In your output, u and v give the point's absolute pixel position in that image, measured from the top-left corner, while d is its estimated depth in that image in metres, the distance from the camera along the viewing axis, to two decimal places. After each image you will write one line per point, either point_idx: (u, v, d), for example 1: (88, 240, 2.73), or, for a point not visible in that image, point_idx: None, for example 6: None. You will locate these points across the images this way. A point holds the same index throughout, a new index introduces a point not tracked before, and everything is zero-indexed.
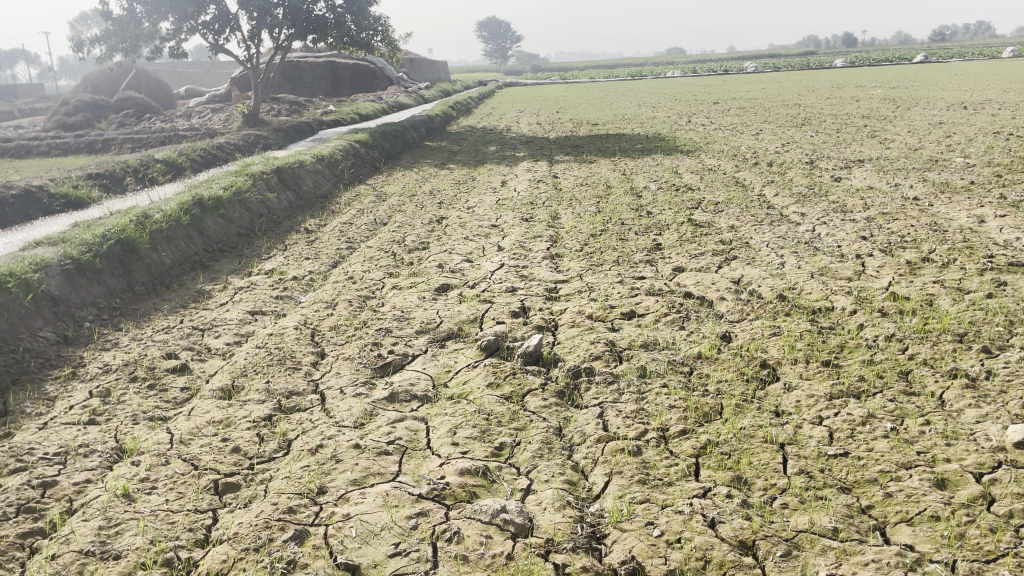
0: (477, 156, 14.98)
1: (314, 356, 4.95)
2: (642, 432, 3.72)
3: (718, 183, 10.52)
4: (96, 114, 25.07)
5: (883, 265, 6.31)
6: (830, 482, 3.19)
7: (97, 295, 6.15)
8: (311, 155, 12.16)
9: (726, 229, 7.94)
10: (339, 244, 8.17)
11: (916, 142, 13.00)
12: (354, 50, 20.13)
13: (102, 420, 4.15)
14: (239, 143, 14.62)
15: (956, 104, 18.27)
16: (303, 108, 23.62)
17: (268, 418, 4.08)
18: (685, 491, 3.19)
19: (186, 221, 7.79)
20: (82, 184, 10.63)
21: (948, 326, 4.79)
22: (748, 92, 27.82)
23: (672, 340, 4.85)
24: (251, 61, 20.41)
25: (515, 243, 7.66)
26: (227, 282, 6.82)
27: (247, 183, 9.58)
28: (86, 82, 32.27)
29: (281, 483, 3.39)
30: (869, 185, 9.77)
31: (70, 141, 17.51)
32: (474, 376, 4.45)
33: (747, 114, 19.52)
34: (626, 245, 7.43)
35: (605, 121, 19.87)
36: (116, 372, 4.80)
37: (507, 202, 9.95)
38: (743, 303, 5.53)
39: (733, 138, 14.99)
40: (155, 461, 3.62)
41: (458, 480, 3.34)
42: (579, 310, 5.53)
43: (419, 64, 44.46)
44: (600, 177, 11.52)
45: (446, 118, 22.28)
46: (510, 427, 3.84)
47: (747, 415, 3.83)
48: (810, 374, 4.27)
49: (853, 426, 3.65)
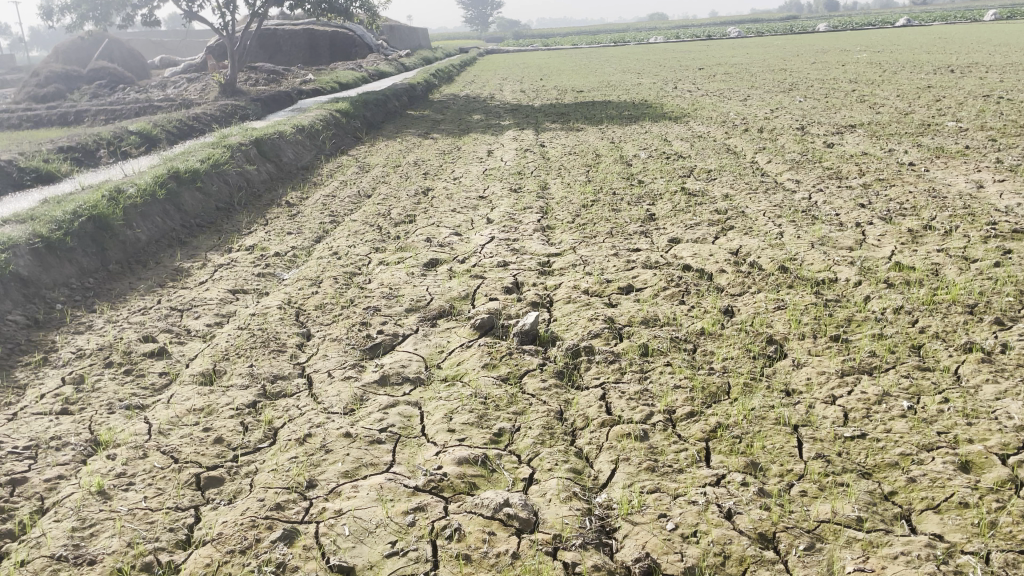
0: (461, 125, 14.66)
1: (299, 337, 4.73)
2: (648, 415, 3.53)
3: (708, 150, 10.31)
4: (68, 85, 24.42)
5: (884, 233, 6.14)
6: (849, 467, 3.03)
7: (69, 275, 5.87)
8: (291, 125, 11.80)
9: (721, 197, 7.74)
10: (322, 218, 7.91)
11: (906, 106, 12.82)
12: (332, 16, 19.59)
13: (75, 410, 3.91)
14: (215, 113, 14.20)
15: (943, 67, 18.10)
16: (280, 77, 23.09)
17: (252, 405, 3.87)
18: (697, 479, 3.01)
19: (162, 195, 7.50)
20: (53, 158, 10.27)
21: (957, 297, 4.63)
22: (733, 57, 27.51)
23: (674, 316, 4.67)
24: (227, 28, 19.84)
25: (505, 215, 7.43)
26: (206, 259, 6.55)
27: (225, 154, 9.26)
28: (57, 51, 31.45)
29: (269, 476, 3.19)
30: (862, 150, 9.60)
31: (41, 113, 16.98)
32: (469, 357, 4.25)
33: (733, 80, 19.25)
34: (619, 216, 7.21)
35: (591, 88, 19.52)
36: (90, 357, 4.55)
37: (493, 173, 9.69)
38: (744, 275, 5.34)
39: (720, 104, 14.75)
40: (132, 454, 3.40)
41: (456, 471, 3.15)
42: (574, 285, 5.33)
43: (399, 32, 43.73)
44: (587, 145, 11.27)
45: (428, 86, 21.86)
46: (508, 411, 3.65)
47: (757, 394, 3.66)
48: (819, 349, 4.10)
49: (869, 405, 3.48)
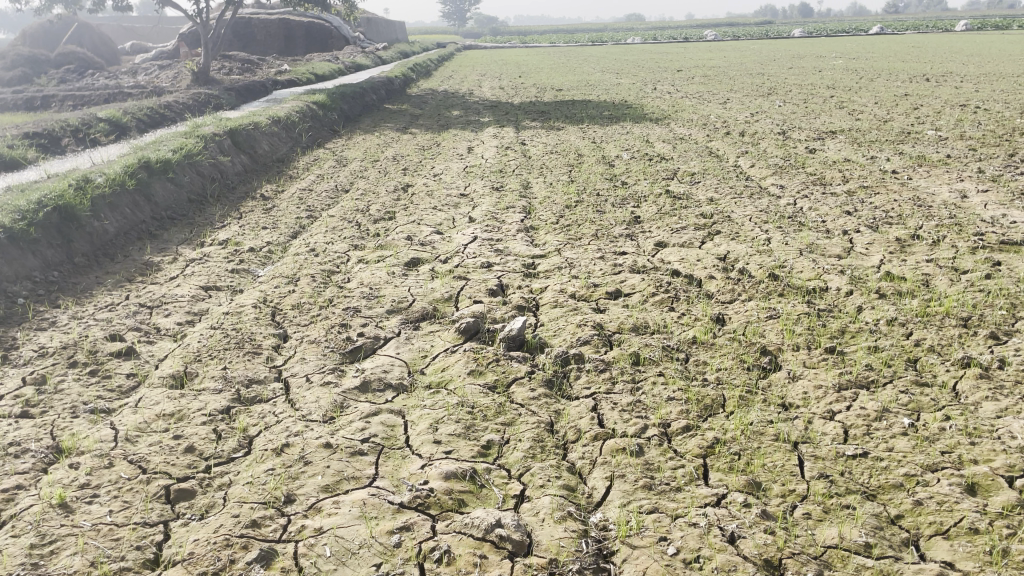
0: (440, 120, 14.45)
1: (275, 338, 4.53)
2: (642, 428, 3.40)
3: (691, 152, 10.22)
4: (36, 69, 23.78)
5: (872, 242, 6.06)
6: (853, 487, 2.92)
7: (32, 267, 5.60)
8: (266, 117, 11.53)
9: (705, 201, 7.65)
10: (299, 212, 7.70)
11: (885, 113, 12.85)
12: (309, 7, 19.27)
13: (36, 413, 3.68)
14: (188, 102, 13.86)
15: (920, 75, 18.22)
16: (255, 67, 22.69)
17: (226, 411, 3.68)
18: (697, 498, 2.89)
19: (132, 185, 7.23)
20: (18, 144, 9.91)
21: (951, 309, 4.55)
22: (712, 60, 27.56)
23: (664, 323, 4.54)
24: (200, 15, 19.43)
25: (487, 214, 7.26)
26: (177, 253, 6.31)
27: (198, 145, 8.99)
28: (24, 34, 30.69)
29: (244, 489, 3.01)
30: (845, 157, 9.57)
31: (7, 97, 16.48)
32: (454, 363, 4.10)
33: (712, 82, 19.23)
34: (603, 218, 7.08)
35: (570, 87, 19.35)
36: (53, 356, 4.31)
37: (474, 170, 9.52)
38: (733, 282, 5.24)
39: (700, 107, 14.69)
40: (97, 463, 3.19)
41: (444, 486, 3.00)
42: (561, 289, 5.19)
43: (375, 25, 43.33)
44: (569, 144, 11.14)
45: (405, 79, 21.61)
46: (496, 422, 3.49)
47: (753, 408, 3.55)
48: (815, 362, 3.99)
49: (869, 422, 3.38)
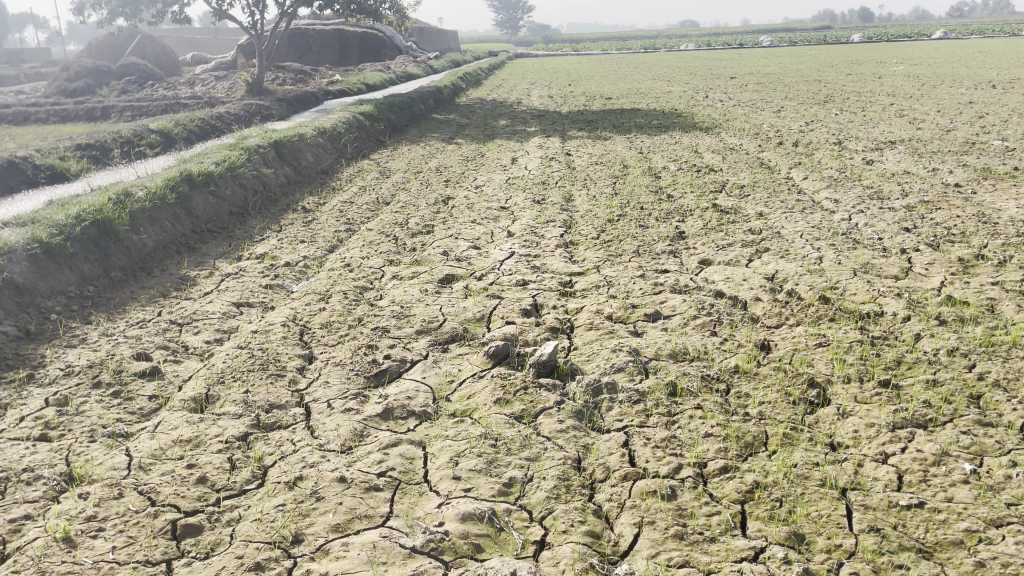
0: (486, 130, 14.35)
1: (300, 360, 4.42)
2: (676, 468, 3.18)
3: (741, 163, 9.90)
4: (98, 80, 24.44)
5: (932, 261, 5.71)
6: (906, 544, 2.66)
7: (68, 283, 5.61)
8: (312, 128, 11.55)
9: (754, 216, 7.35)
10: (338, 225, 7.63)
11: (948, 122, 12.31)
12: (361, 17, 19.43)
13: (54, 436, 3.61)
14: (238, 113, 14.01)
15: (986, 82, 17.48)
16: (308, 77, 22.94)
17: (243, 438, 3.56)
18: (732, 552, 2.67)
19: (172, 199, 7.24)
20: (69, 156, 10.10)
21: (1019, 339, 4.19)
22: (767, 66, 26.99)
23: (705, 349, 4.29)
24: (254, 27, 19.71)
25: (526, 228, 7.09)
26: (214, 268, 6.27)
27: (241, 157, 9.01)
28: (90, 46, 31.65)
29: (252, 527, 2.88)
30: (904, 169, 9.13)
31: (68, 108, 16.91)
32: (480, 391, 3.92)
33: (767, 90, 18.77)
34: (646, 233, 6.85)
35: (620, 95, 19.08)
36: (78, 375, 4.26)
37: (517, 182, 9.35)
38: (780, 305, 4.96)
39: (753, 116, 14.30)
40: (106, 493, 3.09)
41: (460, 529, 2.83)
42: (598, 310, 4.98)
43: (428, 35, 43.70)
44: (615, 155, 10.90)
45: (455, 89, 21.61)
46: (521, 457, 3.31)
47: (799, 447, 3.29)
48: (867, 397, 3.70)
49: (926, 467, 3.09)
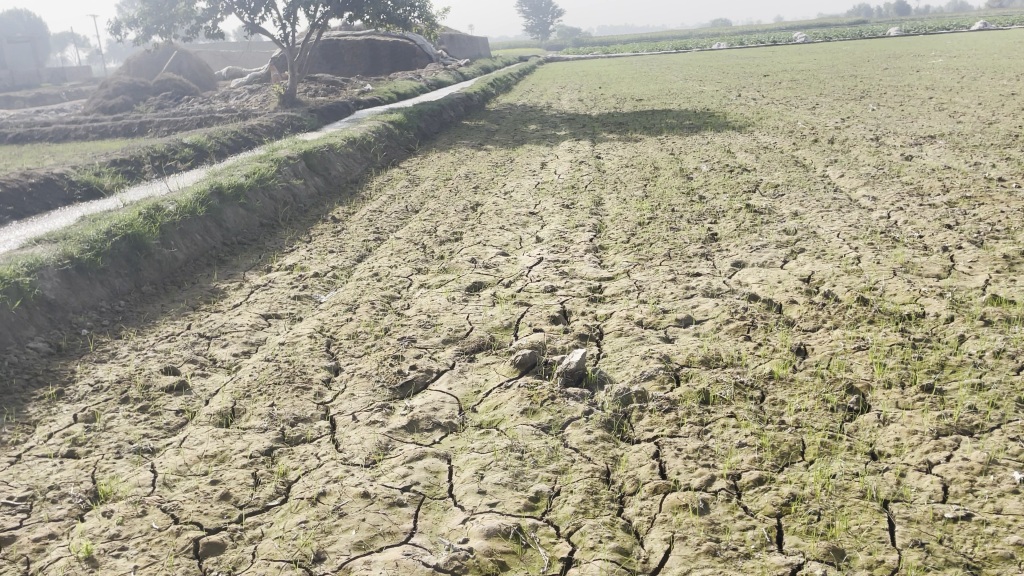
0: (516, 135, 14.30)
1: (326, 372, 4.38)
2: (708, 480, 3.07)
3: (775, 162, 9.71)
4: (135, 96, 24.91)
5: (976, 259, 5.49)
6: (952, 559, 2.52)
7: (99, 297, 5.67)
8: (342, 138, 11.59)
9: (789, 216, 7.18)
10: (366, 234, 7.62)
11: (989, 115, 11.95)
12: (391, 27, 19.53)
13: (81, 453, 3.61)
14: (270, 125, 14.14)
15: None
16: (339, 88, 23.10)
17: (268, 452, 3.53)
18: (768, 569, 2.56)
19: (203, 212, 7.29)
20: (104, 172, 10.27)
21: None
22: (801, 63, 26.60)
23: (739, 355, 4.17)
24: (286, 39, 19.90)
25: (555, 234, 7.00)
26: (243, 280, 6.29)
27: (271, 169, 9.06)
28: (128, 63, 32.31)
29: (274, 545, 2.83)
30: (945, 164, 8.87)
31: (106, 124, 17.23)
32: (507, 401, 3.84)
33: (802, 87, 18.45)
34: (677, 236, 6.71)
35: (651, 96, 18.95)
36: (107, 391, 4.27)
37: (547, 186, 9.27)
38: (817, 307, 4.80)
39: (787, 113, 14.06)
40: (130, 511, 3.07)
41: (485, 546, 2.75)
42: (628, 315, 4.88)
43: (458, 42, 43.94)
44: (646, 157, 10.77)
45: (485, 95, 21.62)
46: (548, 470, 3.22)
47: (838, 457, 3.16)
48: (909, 403, 3.55)
49: (973, 477, 2.94)
